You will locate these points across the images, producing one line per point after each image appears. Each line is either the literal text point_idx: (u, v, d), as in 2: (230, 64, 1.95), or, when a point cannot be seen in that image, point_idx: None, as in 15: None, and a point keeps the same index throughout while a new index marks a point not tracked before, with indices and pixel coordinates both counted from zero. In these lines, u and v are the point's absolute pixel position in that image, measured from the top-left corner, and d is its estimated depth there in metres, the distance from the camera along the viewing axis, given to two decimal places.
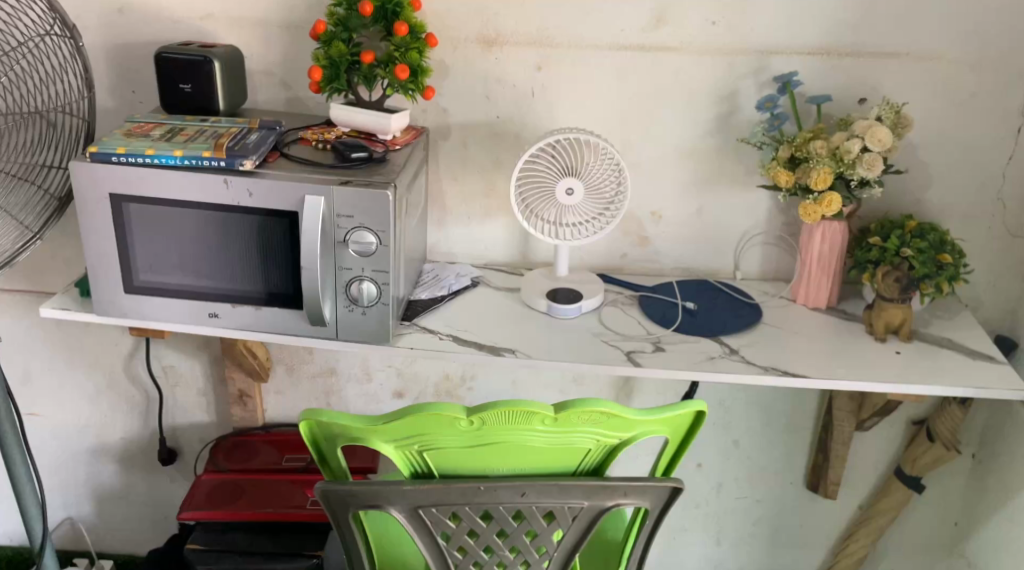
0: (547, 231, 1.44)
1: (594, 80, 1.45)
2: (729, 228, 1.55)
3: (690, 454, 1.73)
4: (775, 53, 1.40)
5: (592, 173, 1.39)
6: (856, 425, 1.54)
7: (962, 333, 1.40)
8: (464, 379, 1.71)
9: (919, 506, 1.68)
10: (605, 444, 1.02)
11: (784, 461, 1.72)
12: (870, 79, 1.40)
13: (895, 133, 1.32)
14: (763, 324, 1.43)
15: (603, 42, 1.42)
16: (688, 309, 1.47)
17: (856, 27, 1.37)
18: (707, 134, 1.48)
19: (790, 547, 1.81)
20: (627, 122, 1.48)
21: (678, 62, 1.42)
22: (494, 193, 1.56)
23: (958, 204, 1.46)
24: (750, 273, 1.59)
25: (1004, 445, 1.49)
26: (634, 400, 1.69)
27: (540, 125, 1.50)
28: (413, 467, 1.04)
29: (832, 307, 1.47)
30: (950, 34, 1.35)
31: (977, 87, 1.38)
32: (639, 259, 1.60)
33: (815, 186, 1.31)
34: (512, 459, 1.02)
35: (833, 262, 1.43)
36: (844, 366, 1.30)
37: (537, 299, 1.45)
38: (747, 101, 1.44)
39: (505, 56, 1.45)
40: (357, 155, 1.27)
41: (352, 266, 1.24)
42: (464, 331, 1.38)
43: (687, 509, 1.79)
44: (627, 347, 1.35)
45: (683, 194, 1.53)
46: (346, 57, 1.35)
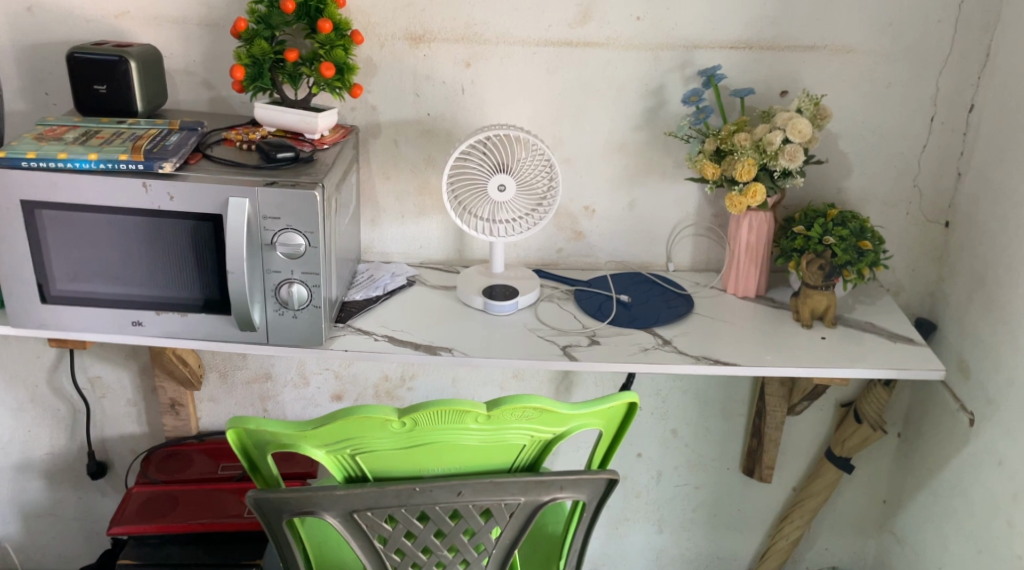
0: (483, 229, 1.44)
1: (524, 76, 1.45)
2: (660, 221, 1.57)
3: (630, 444, 1.75)
4: (698, 48, 1.42)
5: (524, 168, 1.39)
6: (788, 409, 1.58)
7: (884, 317, 1.45)
8: (404, 379, 1.69)
9: (850, 486, 1.74)
10: (539, 439, 1.03)
11: (721, 447, 1.75)
12: (790, 71, 1.43)
13: (815, 124, 1.36)
14: (695, 314, 1.45)
15: (531, 37, 1.42)
16: (623, 301, 1.49)
17: (776, 21, 1.40)
18: (637, 128, 1.49)
19: (729, 532, 1.84)
20: (557, 117, 1.48)
21: (606, 57, 1.44)
22: (426, 190, 1.55)
23: (877, 192, 1.51)
24: (682, 265, 1.62)
25: (926, 423, 1.54)
26: (574, 394, 1.70)
27: (471, 123, 1.50)
28: (347, 471, 1.02)
29: (760, 296, 1.51)
30: (865, 27, 1.40)
31: (892, 78, 1.42)
32: (574, 253, 1.61)
33: (740, 178, 1.34)
34: (445, 459, 1.02)
35: (759, 252, 1.46)
36: (773, 353, 1.33)
37: (473, 296, 1.44)
38: (673, 96, 1.46)
39: (433, 53, 1.44)
40: (283, 155, 1.24)
41: (280, 269, 1.22)
42: (399, 331, 1.37)
43: (629, 498, 1.81)
44: (563, 342, 1.36)
45: (615, 189, 1.55)
46: (269, 55, 1.32)
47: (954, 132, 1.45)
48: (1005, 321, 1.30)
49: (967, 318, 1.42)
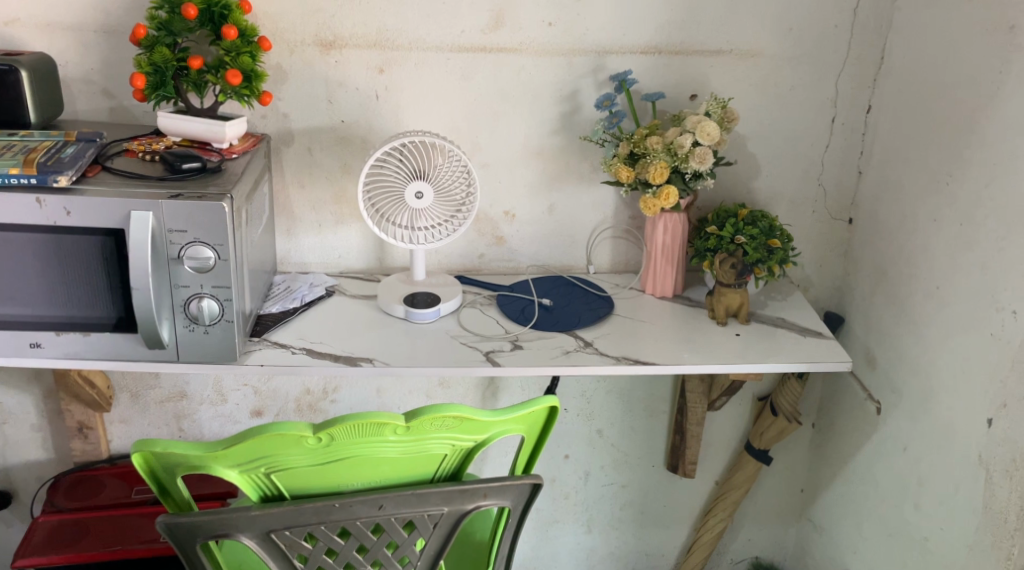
0: (402, 237, 1.42)
1: (439, 81, 1.44)
2: (579, 224, 1.59)
3: (557, 446, 1.77)
4: (610, 53, 1.44)
5: (441, 174, 1.38)
6: (708, 405, 1.62)
7: (795, 312, 1.50)
8: (327, 392, 1.65)
9: (770, 476, 1.79)
10: (461, 448, 1.02)
11: (645, 445, 1.78)
12: (699, 76, 1.47)
13: (723, 127, 1.39)
14: (615, 316, 1.47)
15: (444, 43, 1.42)
16: (544, 305, 1.49)
17: (683, 26, 1.43)
18: (553, 133, 1.50)
19: (657, 528, 1.87)
20: (474, 122, 1.48)
21: (520, 63, 1.44)
22: (343, 199, 1.53)
23: (784, 191, 1.56)
24: (602, 266, 1.63)
25: (838, 412, 1.60)
26: (500, 399, 1.70)
27: (386, 129, 1.48)
28: (263, 491, 1.00)
29: (677, 295, 1.54)
30: (768, 32, 1.44)
31: (795, 81, 1.47)
32: (496, 258, 1.61)
33: (653, 180, 1.37)
34: (365, 473, 1.00)
35: (675, 253, 1.49)
36: (690, 351, 1.36)
37: (394, 305, 1.42)
38: (587, 100, 1.48)
39: (345, 59, 1.42)
40: (189, 166, 1.20)
41: (189, 283, 1.18)
42: (318, 343, 1.34)
43: (558, 500, 1.83)
44: (486, 348, 1.35)
45: (534, 193, 1.55)
46: (172, 63, 1.28)
47: (854, 132, 1.51)
48: (905, 313, 1.35)
49: (871, 310, 1.48)
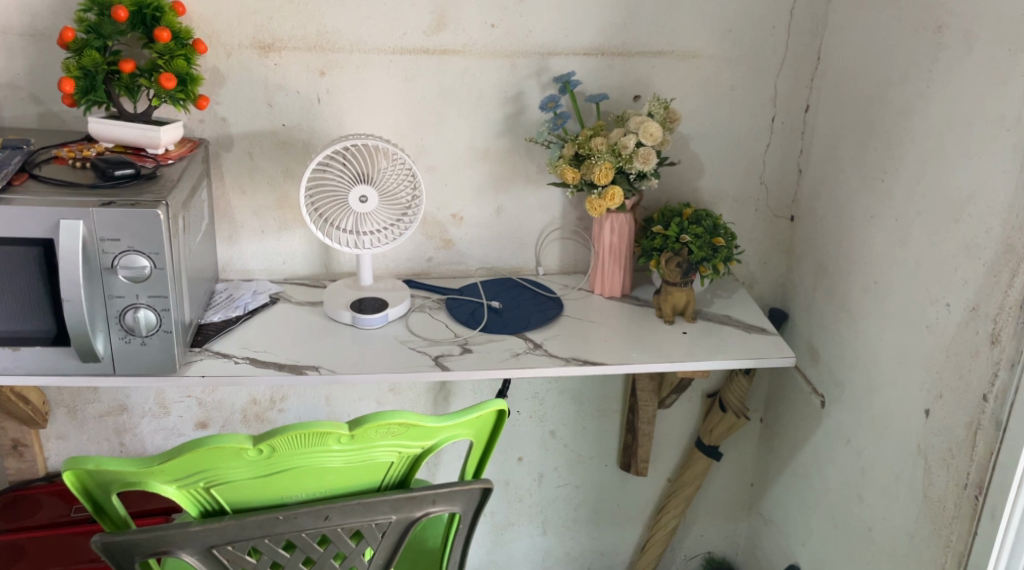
0: (347, 243, 1.39)
1: (382, 84, 1.43)
2: (527, 226, 1.59)
3: (510, 449, 1.76)
4: (553, 55, 1.44)
5: (386, 178, 1.36)
6: (658, 403, 1.63)
7: (740, 309, 1.52)
8: (274, 401, 1.62)
9: (720, 472, 1.81)
10: (408, 455, 1.01)
11: (598, 445, 1.79)
12: (641, 77, 1.48)
13: (666, 127, 1.40)
14: (564, 317, 1.47)
15: (385, 45, 1.40)
16: (494, 308, 1.49)
17: (624, 28, 1.44)
18: (498, 135, 1.50)
19: (611, 527, 1.88)
20: (418, 125, 1.47)
21: (463, 64, 1.43)
22: (286, 203, 1.50)
23: (728, 190, 1.58)
24: (551, 268, 1.63)
25: (784, 406, 1.63)
26: (452, 404, 1.68)
27: (328, 132, 1.45)
28: (203, 506, 0.97)
29: (625, 295, 1.55)
30: (707, 33, 1.46)
31: (735, 81, 1.50)
32: (444, 261, 1.59)
33: (598, 181, 1.37)
34: (309, 484, 0.98)
35: (622, 252, 1.50)
36: (638, 350, 1.37)
37: (340, 311, 1.40)
38: (531, 102, 1.48)
39: (284, 61, 1.39)
40: (122, 172, 1.17)
41: (124, 294, 1.14)
42: (262, 352, 1.31)
43: (512, 502, 1.82)
44: (434, 352, 1.34)
45: (481, 196, 1.54)
46: (102, 67, 1.24)
47: (793, 131, 1.54)
48: (845, 307, 1.38)
49: (813, 305, 1.51)
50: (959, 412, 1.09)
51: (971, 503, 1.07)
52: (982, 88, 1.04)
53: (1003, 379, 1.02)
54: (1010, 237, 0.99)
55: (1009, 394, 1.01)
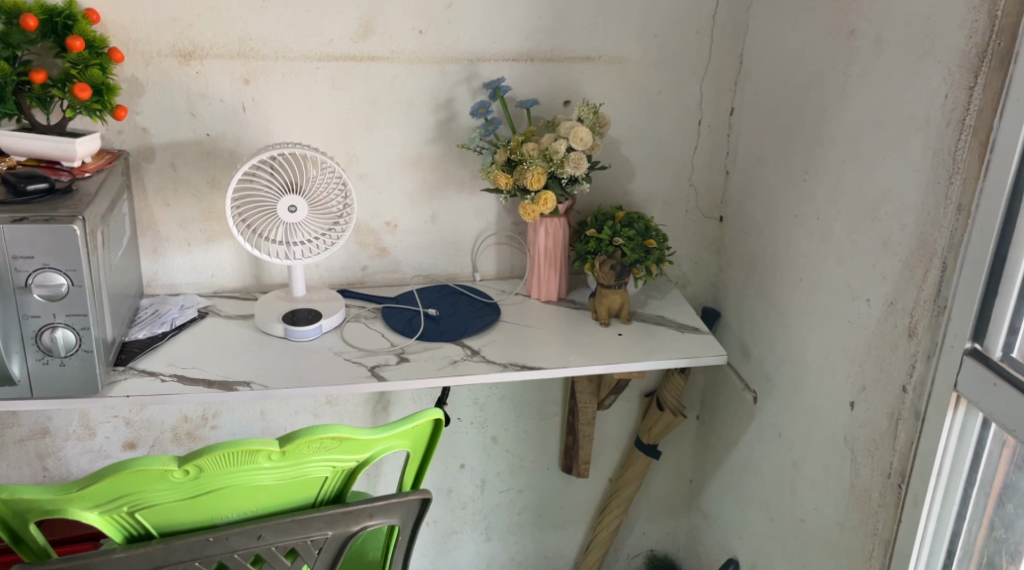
0: (278, 254, 1.36)
1: (309, 92, 1.41)
2: (462, 232, 1.58)
3: (451, 456, 1.75)
4: (482, 61, 1.45)
5: (316, 187, 1.34)
6: (598, 404, 1.64)
7: (674, 310, 1.54)
8: (206, 418, 1.57)
9: (660, 469, 1.84)
10: (342, 469, 0.99)
11: (540, 448, 1.79)
12: (570, 82, 1.49)
13: (596, 132, 1.42)
14: (501, 322, 1.47)
15: (312, 52, 1.38)
16: (430, 315, 1.48)
17: (552, 34, 1.45)
18: (430, 141, 1.49)
19: (555, 529, 1.89)
20: (349, 133, 1.45)
21: (392, 71, 1.42)
22: (213, 215, 1.46)
23: (658, 193, 1.61)
24: (488, 273, 1.63)
25: (719, 403, 1.66)
26: (391, 414, 1.66)
27: (255, 142, 1.42)
28: (128, 532, 0.94)
29: (562, 298, 1.56)
30: (633, 39, 1.48)
31: (662, 86, 1.52)
32: (379, 270, 1.58)
33: (531, 186, 1.38)
34: (240, 503, 0.96)
35: (557, 256, 1.51)
36: (576, 353, 1.37)
37: (272, 323, 1.37)
38: (462, 108, 1.47)
39: (207, 70, 1.36)
40: (35, 187, 1.12)
41: (40, 313, 1.10)
42: (190, 368, 1.27)
43: (455, 510, 1.81)
44: (370, 362, 1.32)
45: (414, 203, 1.53)
46: (12, 78, 1.21)
47: (720, 134, 1.57)
48: (773, 304, 1.42)
49: (744, 304, 1.54)
50: (881, 404, 1.12)
51: (894, 491, 1.10)
52: (893, 91, 1.08)
53: (920, 370, 1.04)
54: (923, 233, 1.03)
55: (925, 385, 1.03)
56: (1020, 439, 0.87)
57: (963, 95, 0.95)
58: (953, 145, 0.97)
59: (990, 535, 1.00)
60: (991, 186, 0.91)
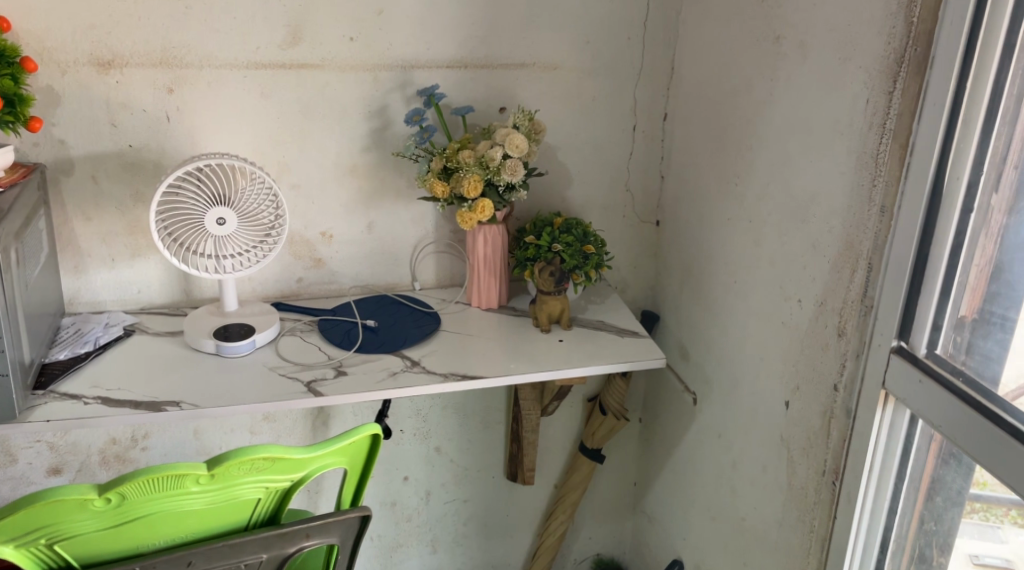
0: (207, 268, 1.32)
1: (237, 101, 1.37)
2: (399, 241, 1.56)
3: (394, 469, 1.72)
4: (415, 68, 1.43)
5: (245, 199, 1.30)
6: (541, 411, 1.63)
7: (614, 315, 1.55)
8: (135, 439, 1.51)
9: (605, 473, 1.85)
10: (276, 490, 0.97)
11: (484, 457, 1.78)
12: (505, 89, 1.49)
13: (532, 139, 1.42)
14: (441, 332, 1.45)
15: (238, 60, 1.34)
16: (369, 327, 1.45)
17: (485, 40, 1.44)
18: (364, 150, 1.46)
19: (502, 538, 1.88)
20: (280, 142, 1.42)
21: (323, 79, 1.39)
22: (139, 229, 1.41)
23: (595, 198, 1.61)
24: (427, 282, 1.61)
25: (661, 405, 1.68)
26: (331, 428, 1.62)
27: (181, 152, 1.38)
28: (48, 564, 0.90)
29: (502, 306, 1.55)
30: (566, 45, 1.48)
31: (595, 92, 1.53)
32: (315, 282, 1.54)
33: (467, 194, 1.37)
34: (168, 530, 0.93)
35: (497, 264, 1.50)
36: (517, 361, 1.37)
37: (203, 340, 1.33)
38: (396, 116, 1.45)
39: (128, 79, 1.31)
40: None
41: None
42: (116, 390, 1.22)
43: (400, 523, 1.79)
44: (307, 377, 1.29)
45: (350, 213, 1.51)
46: None
47: (654, 139, 1.59)
48: (710, 307, 1.44)
49: (682, 307, 1.56)
50: (815, 403, 1.14)
51: (829, 488, 1.12)
52: (817, 96, 1.10)
53: (850, 369, 1.07)
54: (850, 235, 1.05)
55: (855, 383, 1.05)
56: (945, 434, 0.89)
57: (883, 100, 0.97)
58: (875, 149, 0.99)
59: (920, 528, 1.02)
60: (912, 188, 0.93)
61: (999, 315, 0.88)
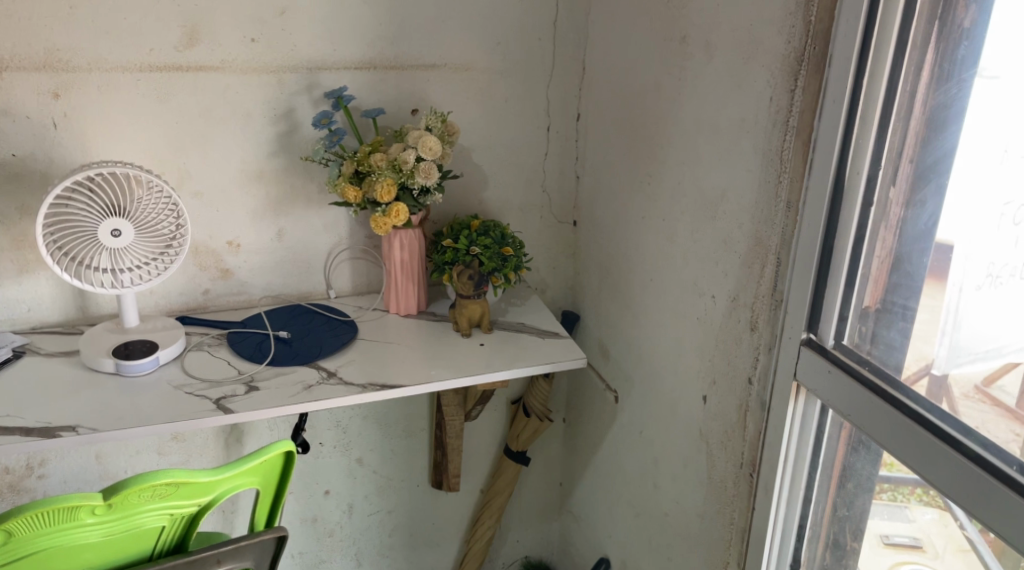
0: (103, 283, 1.24)
1: (132, 106, 1.30)
2: (312, 248, 1.51)
3: (314, 483, 1.67)
4: (321, 70, 1.39)
5: (143, 209, 1.23)
6: (465, 416, 1.61)
7: (534, 316, 1.54)
8: (31, 467, 1.42)
9: (530, 475, 1.84)
10: (182, 515, 0.95)
11: (407, 466, 1.74)
12: (416, 91, 1.46)
13: (446, 141, 1.39)
14: (357, 340, 1.41)
15: (131, 63, 1.28)
16: (282, 338, 1.40)
17: (394, 41, 1.41)
18: (270, 155, 1.41)
19: (428, 547, 1.85)
20: (180, 148, 1.35)
21: (224, 82, 1.33)
22: (27, 243, 1.32)
23: (512, 200, 1.60)
24: (343, 290, 1.57)
25: (584, 405, 1.68)
26: (246, 445, 1.56)
27: (71, 161, 1.30)
28: None
29: (421, 311, 1.52)
30: (477, 46, 1.47)
31: (508, 93, 1.52)
32: (223, 293, 1.48)
33: (381, 198, 1.34)
34: (67, 563, 0.91)
35: (414, 269, 1.47)
36: (436, 367, 1.34)
37: (101, 359, 1.25)
38: (304, 119, 1.41)
39: (8, 84, 1.23)
40: None
41: None
42: (5, 417, 1.14)
43: (322, 539, 1.73)
44: (216, 394, 1.23)
45: (259, 220, 1.45)
46: None
47: (568, 140, 1.59)
48: (628, 305, 1.44)
49: (601, 306, 1.56)
50: (731, 396, 1.16)
51: (747, 480, 1.14)
52: (724, 94, 1.12)
53: (763, 362, 1.09)
54: (758, 230, 1.07)
55: (768, 375, 1.07)
56: (854, 422, 0.91)
57: (785, 98, 1.00)
58: (779, 146, 1.01)
59: (834, 515, 1.04)
60: (815, 184, 0.95)
61: (901, 305, 0.90)
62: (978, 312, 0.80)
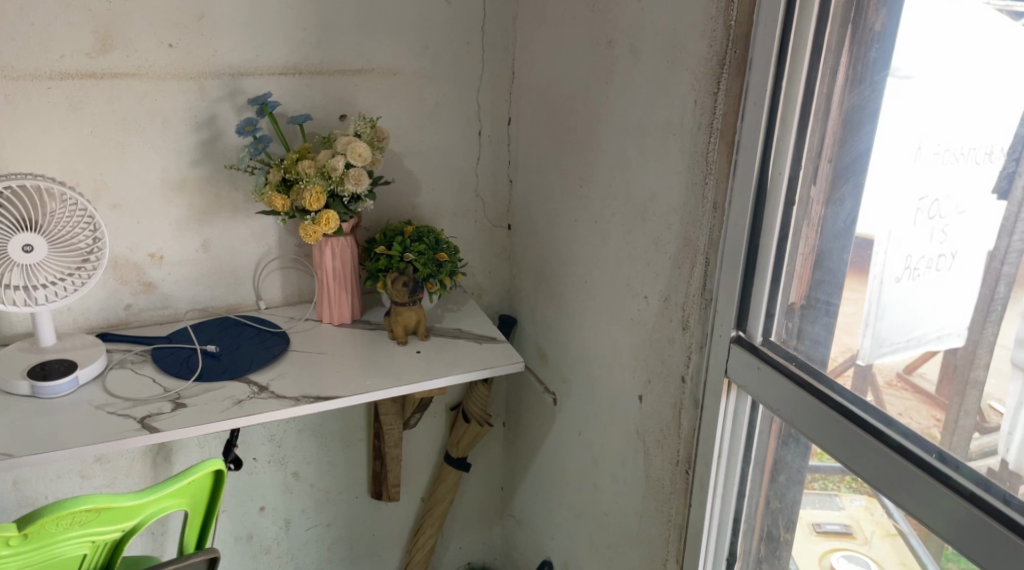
0: (16, 301, 1.18)
1: (42, 114, 1.24)
2: (240, 258, 1.47)
3: (248, 500, 1.63)
4: (244, 75, 1.35)
5: (56, 222, 1.18)
6: (403, 425, 1.59)
7: (470, 321, 1.53)
8: None
9: (472, 480, 1.83)
10: (106, 541, 0.93)
11: (346, 477, 1.71)
12: (344, 97, 1.44)
13: (375, 147, 1.37)
14: (289, 352, 1.38)
15: (40, 70, 1.22)
16: (210, 352, 1.35)
17: (319, 46, 1.39)
18: (193, 164, 1.37)
19: (369, 559, 1.82)
20: (96, 158, 1.30)
21: (141, 89, 1.29)
22: None
23: (445, 204, 1.59)
24: (274, 300, 1.53)
25: (523, 408, 1.68)
26: (175, 463, 1.50)
27: None
28: None
29: (355, 320, 1.50)
30: (404, 50, 1.45)
31: (438, 98, 1.51)
32: (146, 307, 1.43)
33: (310, 206, 1.31)
34: None
35: (347, 277, 1.44)
36: (372, 376, 1.32)
37: (15, 381, 1.19)
38: (227, 127, 1.37)
39: None
40: None
41: None
42: None
43: (258, 557, 1.69)
44: (141, 413, 1.18)
45: (183, 231, 1.40)
46: None
47: (500, 143, 1.59)
48: (564, 307, 1.45)
49: (537, 309, 1.57)
50: (666, 395, 1.17)
51: (683, 477, 1.15)
52: (650, 97, 1.13)
53: (695, 360, 1.10)
54: (687, 231, 1.09)
55: (701, 373, 1.09)
56: (783, 416, 0.93)
57: (709, 101, 1.02)
58: (704, 148, 1.03)
59: (767, 507, 1.07)
60: (740, 184, 0.97)
61: (824, 300, 0.93)
62: (898, 304, 0.83)
